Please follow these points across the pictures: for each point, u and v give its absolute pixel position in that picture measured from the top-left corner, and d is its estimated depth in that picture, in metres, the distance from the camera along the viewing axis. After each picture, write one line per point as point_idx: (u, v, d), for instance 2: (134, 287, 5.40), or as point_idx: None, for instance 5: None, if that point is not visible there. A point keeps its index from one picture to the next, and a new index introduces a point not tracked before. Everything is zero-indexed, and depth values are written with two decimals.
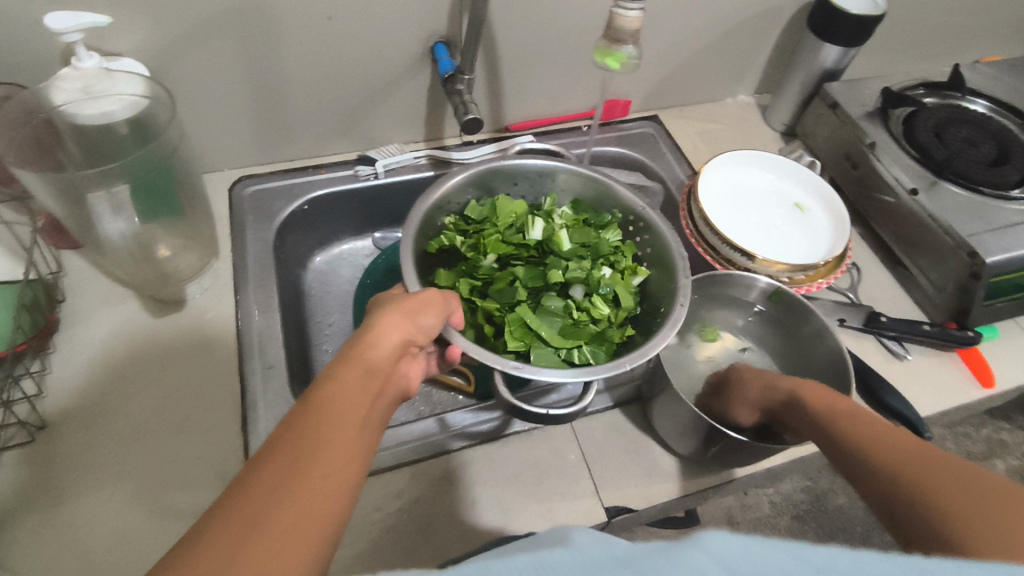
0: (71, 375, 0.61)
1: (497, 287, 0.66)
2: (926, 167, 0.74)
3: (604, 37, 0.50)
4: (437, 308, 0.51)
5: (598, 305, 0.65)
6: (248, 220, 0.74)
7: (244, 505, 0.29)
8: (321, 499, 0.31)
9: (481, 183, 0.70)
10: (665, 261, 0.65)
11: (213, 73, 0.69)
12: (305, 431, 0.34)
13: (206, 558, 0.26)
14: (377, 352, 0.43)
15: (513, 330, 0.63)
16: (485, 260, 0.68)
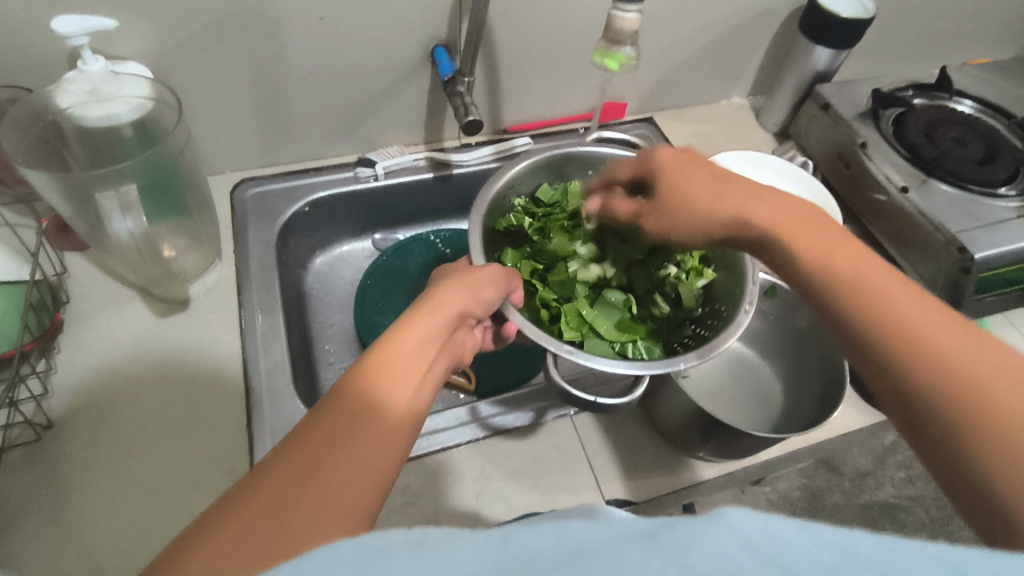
0: (77, 374, 0.62)
1: (557, 277, 0.70)
2: (917, 166, 0.76)
3: (603, 39, 0.51)
4: (495, 284, 0.54)
5: (658, 303, 0.69)
6: (251, 222, 0.75)
7: (319, 431, 0.32)
8: (377, 452, 0.33)
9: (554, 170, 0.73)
10: (732, 262, 0.62)
11: (217, 76, 0.70)
12: (372, 373, 0.37)
13: (283, 472, 0.30)
14: (441, 313, 0.46)
15: (570, 318, 0.67)
16: (550, 245, 0.71)
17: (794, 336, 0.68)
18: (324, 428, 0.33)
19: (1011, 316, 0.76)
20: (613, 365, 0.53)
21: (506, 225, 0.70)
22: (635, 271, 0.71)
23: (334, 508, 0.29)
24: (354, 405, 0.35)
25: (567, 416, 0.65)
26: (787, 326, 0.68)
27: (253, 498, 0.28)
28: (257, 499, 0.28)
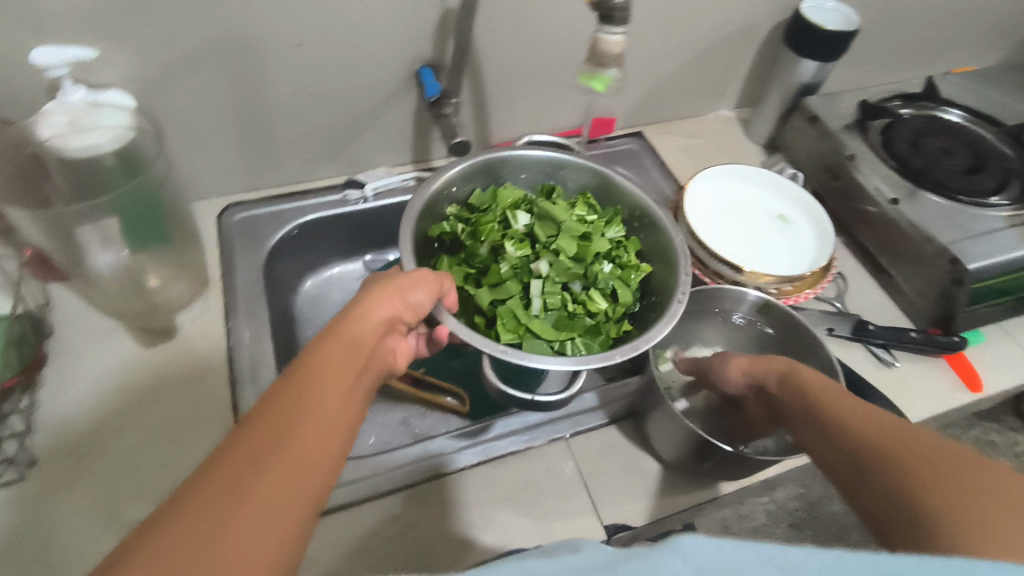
0: (61, 409, 0.60)
1: (492, 280, 0.67)
2: (905, 176, 0.76)
3: (587, 61, 0.51)
4: (430, 287, 0.52)
5: (595, 299, 0.67)
6: (237, 247, 0.74)
7: (228, 476, 0.31)
8: (298, 486, 0.32)
9: (485, 171, 0.71)
10: (669, 258, 0.66)
11: (199, 102, 0.69)
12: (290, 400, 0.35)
13: (185, 526, 0.28)
14: (365, 325, 0.44)
15: (507, 321, 0.64)
16: (481, 249, 0.68)
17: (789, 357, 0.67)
18: (232, 467, 0.31)
19: (1006, 325, 0.76)
20: (551, 364, 0.53)
21: (437, 230, 0.67)
22: (572, 269, 0.68)
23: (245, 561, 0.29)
24: (268, 437, 0.33)
25: (562, 438, 0.64)
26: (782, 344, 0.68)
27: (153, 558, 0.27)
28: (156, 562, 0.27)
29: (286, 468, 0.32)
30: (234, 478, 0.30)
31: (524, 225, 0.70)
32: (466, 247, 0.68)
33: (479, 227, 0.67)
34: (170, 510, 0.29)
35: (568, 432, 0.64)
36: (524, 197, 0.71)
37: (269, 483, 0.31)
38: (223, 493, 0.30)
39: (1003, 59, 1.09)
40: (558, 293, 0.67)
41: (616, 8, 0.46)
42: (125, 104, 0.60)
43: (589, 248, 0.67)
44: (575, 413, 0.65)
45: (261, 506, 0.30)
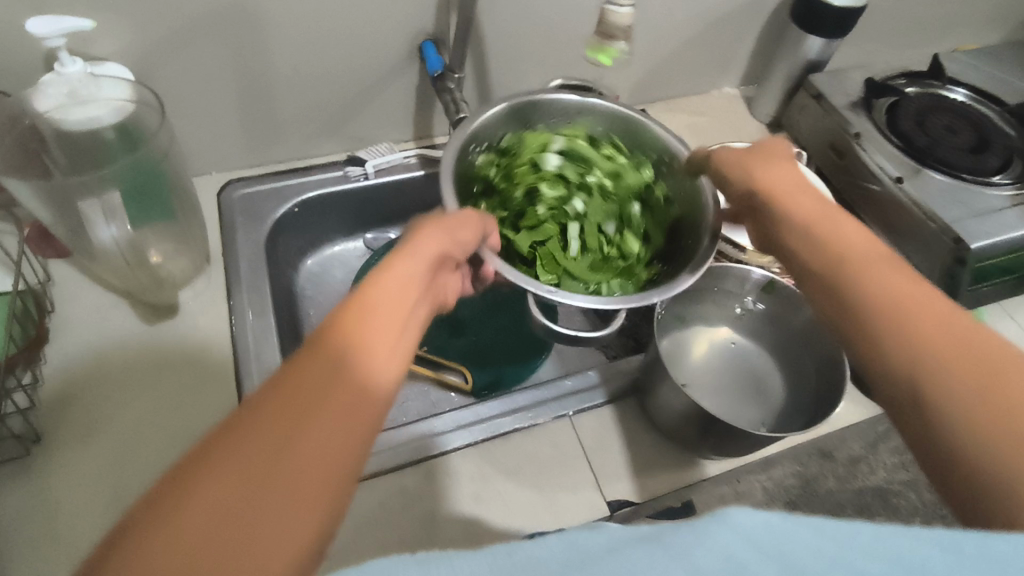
0: (66, 384, 0.60)
1: (529, 224, 0.71)
2: (909, 154, 0.76)
3: (596, 33, 0.50)
4: (471, 230, 0.51)
5: (629, 241, 0.71)
6: (239, 223, 0.74)
7: (271, 408, 0.27)
8: (344, 422, 0.29)
9: (516, 115, 0.67)
10: (698, 202, 0.63)
11: (199, 75, 0.68)
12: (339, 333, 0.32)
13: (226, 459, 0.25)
14: (415, 258, 0.41)
15: (545, 264, 0.70)
16: (517, 193, 0.71)
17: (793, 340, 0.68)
18: (271, 413, 0.27)
19: (1006, 305, 0.76)
20: (586, 302, 0.53)
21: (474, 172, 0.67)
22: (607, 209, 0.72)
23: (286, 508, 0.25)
24: (311, 378, 0.29)
25: (566, 415, 0.64)
26: (786, 326, 0.68)
27: (185, 509, 0.24)
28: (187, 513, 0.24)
29: (327, 411, 0.28)
30: (275, 427, 0.27)
31: (555, 165, 0.70)
32: (502, 192, 0.71)
33: (512, 170, 0.69)
34: (201, 457, 0.25)
35: (572, 409, 0.64)
36: (551, 137, 0.69)
37: (310, 436, 0.27)
38: (262, 442, 0.26)
39: (1007, 37, 1.09)
40: (595, 238, 0.72)
41: None
42: (127, 77, 0.60)
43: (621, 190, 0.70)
44: (578, 391, 0.66)
45: (300, 462, 0.27)
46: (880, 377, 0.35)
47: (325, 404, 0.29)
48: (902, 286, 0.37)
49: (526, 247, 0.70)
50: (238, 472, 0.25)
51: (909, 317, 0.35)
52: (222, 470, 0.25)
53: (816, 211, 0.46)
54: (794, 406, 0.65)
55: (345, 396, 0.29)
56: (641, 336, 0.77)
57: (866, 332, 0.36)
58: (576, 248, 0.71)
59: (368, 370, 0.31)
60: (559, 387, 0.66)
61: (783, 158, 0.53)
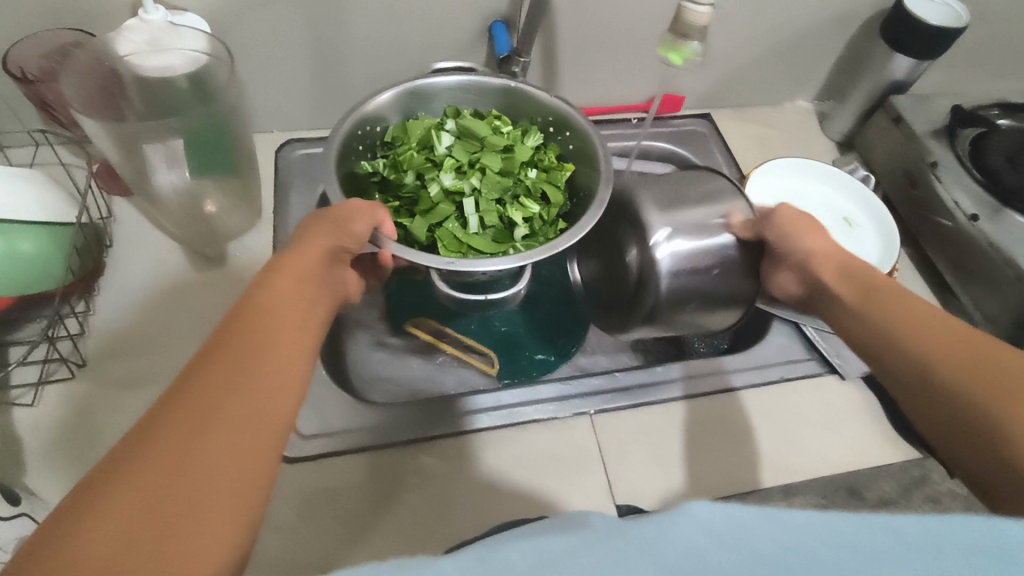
0: (115, 316, 0.63)
1: (423, 207, 0.67)
2: (992, 193, 0.71)
3: (670, 31, 0.48)
4: (362, 221, 0.53)
5: (527, 204, 0.68)
6: (293, 184, 0.75)
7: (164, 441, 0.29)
8: (247, 441, 0.31)
9: (404, 107, 0.68)
10: (588, 156, 0.66)
11: (272, 33, 0.69)
12: (227, 349, 0.34)
13: (123, 501, 0.26)
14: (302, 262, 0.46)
15: (446, 242, 0.66)
16: (406, 179, 0.67)
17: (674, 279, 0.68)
18: (151, 459, 0.28)
19: None
20: (495, 262, 0.55)
21: (362, 167, 0.66)
22: (502, 184, 0.68)
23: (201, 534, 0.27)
24: (190, 424, 0.30)
25: (587, 413, 0.63)
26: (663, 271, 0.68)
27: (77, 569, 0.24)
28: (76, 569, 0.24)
29: (225, 432, 0.30)
30: (158, 475, 0.27)
31: (445, 148, 0.68)
32: (390, 180, 0.67)
33: (401, 157, 0.66)
34: (79, 511, 0.26)
35: (593, 407, 0.64)
36: (436, 122, 0.68)
37: (198, 476, 0.28)
38: (148, 491, 0.27)
39: None
40: (494, 209, 0.68)
41: None
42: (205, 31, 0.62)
43: (513, 161, 0.67)
44: (603, 390, 0.65)
45: (191, 510, 0.27)
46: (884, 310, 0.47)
47: (213, 438, 0.30)
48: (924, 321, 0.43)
49: (425, 231, 0.66)
50: (127, 520, 0.26)
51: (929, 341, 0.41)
52: (107, 522, 0.26)
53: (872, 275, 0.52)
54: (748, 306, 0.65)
55: (235, 428, 0.31)
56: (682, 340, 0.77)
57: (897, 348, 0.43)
58: (476, 222, 0.67)
59: (259, 389, 0.33)
60: (585, 384, 0.65)
61: (822, 233, 0.60)
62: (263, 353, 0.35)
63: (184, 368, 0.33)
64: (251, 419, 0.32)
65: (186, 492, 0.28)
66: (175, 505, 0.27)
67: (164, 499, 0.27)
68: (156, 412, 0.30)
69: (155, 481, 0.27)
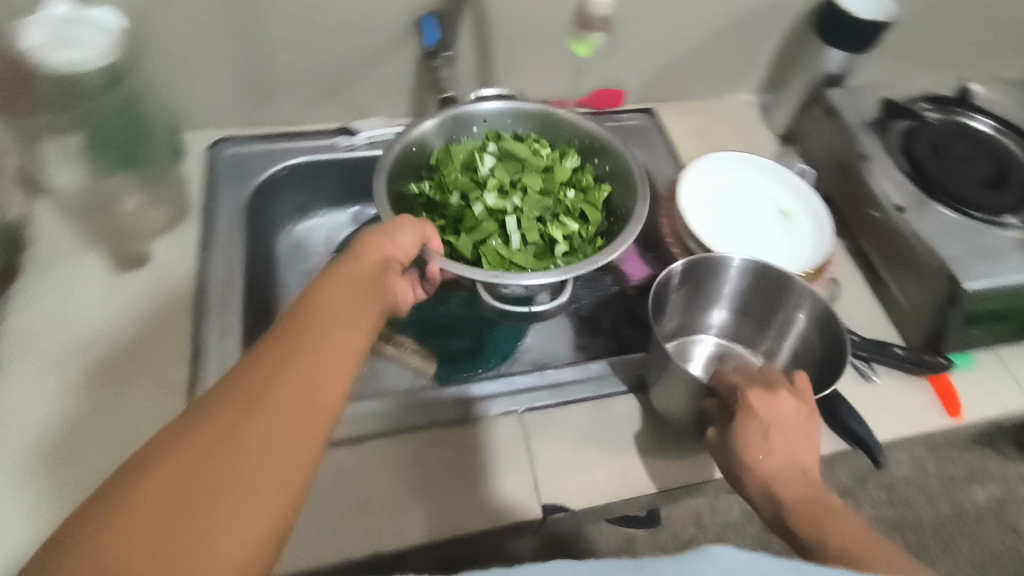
0: (29, 319, 0.61)
1: (467, 225, 0.65)
2: (917, 184, 0.72)
3: (575, 23, 0.47)
4: (413, 232, 0.51)
5: (566, 222, 0.66)
6: (221, 182, 0.74)
7: (177, 465, 0.29)
8: (265, 478, 0.30)
9: (444, 132, 0.69)
10: (624, 176, 0.66)
11: (193, 26, 0.68)
12: (268, 365, 0.33)
13: (121, 519, 0.27)
14: (360, 266, 0.43)
15: (489, 258, 0.63)
16: (452, 199, 0.65)
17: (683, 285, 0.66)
18: (180, 481, 0.29)
19: (1003, 354, 0.72)
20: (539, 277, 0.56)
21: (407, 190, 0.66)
22: (542, 202, 0.67)
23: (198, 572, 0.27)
24: (219, 448, 0.30)
25: (514, 412, 0.63)
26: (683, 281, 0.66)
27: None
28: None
29: (242, 465, 0.30)
30: (183, 496, 0.28)
31: (488, 169, 0.67)
32: (435, 202, 0.66)
33: (446, 177, 0.65)
34: (90, 521, 0.27)
35: (522, 406, 0.63)
36: (478, 146, 0.69)
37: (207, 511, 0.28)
38: (153, 516, 0.27)
39: None
40: (535, 227, 0.65)
41: None
42: (111, 26, 0.60)
43: (553, 179, 0.67)
44: (532, 388, 0.64)
45: (203, 542, 0.28)
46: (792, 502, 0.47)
47: (234, 473, 0.29)
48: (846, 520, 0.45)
49: (469, 249, 0.64)
50: (144, 542, 0.27)
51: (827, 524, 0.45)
52: (126, 538, 0.27)
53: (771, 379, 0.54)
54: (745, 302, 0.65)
55: (254, 461, 0.30)
56: (623, 337, 0.77)
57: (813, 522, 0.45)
58: (518, 238, 0.65)
59: (287, 418, 0.32)
60: (514, 382, 0.64)
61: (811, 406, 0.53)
62: (300, 377, 0.34)
63: (224, 376, 0.33)
64: (282, 448, 0.31)
65: (190, 523, 0.28)
66: (196, 537, 0.28)
67: (162, 525, 0.27)
68: (193, 424, 0.31)
69: (179, 506, 0.28)
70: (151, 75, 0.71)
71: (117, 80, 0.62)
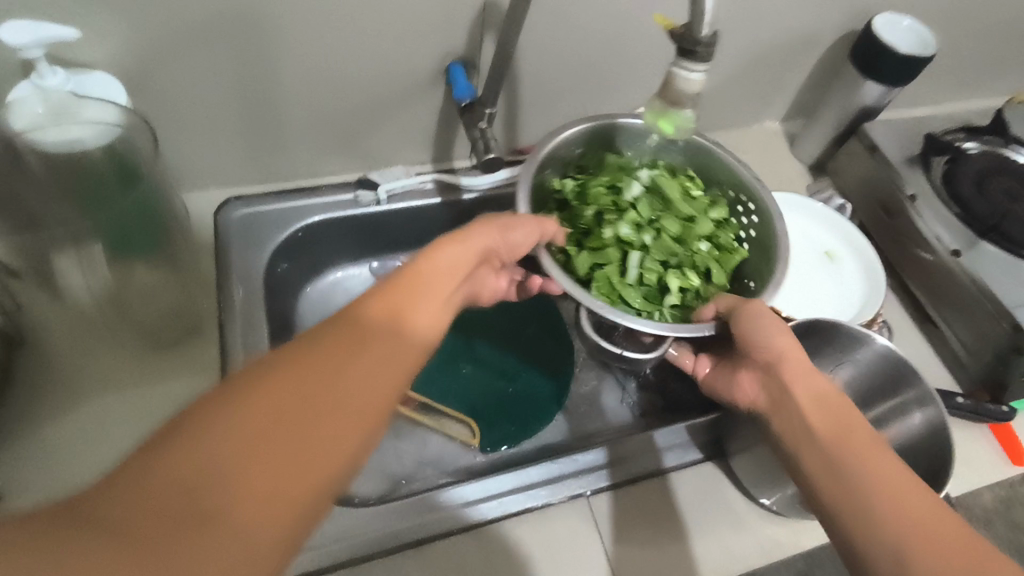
0: (36, 433, 0.54)
1: (593, 243, 0.61)
2: (971, 226, 0.70)
3: (659, 98, 0.44)
4: (528, 227, 0.51)
5: (689, 276, 0.62)
6: (235, 249, 0.67)
7: (272, 400, 0.30)
8: (339, 436, 0.31)
9: (603, 142, 0.64)
10: (766, 246, 0.61)
11: (201, 85, 0.61)
12: (361, 330, 0.35)
13: (213, 446, 0.27)
14: (459, 248, 0.44)
15: (601, 285, 0.59)
16: (587, 212, 0.62)
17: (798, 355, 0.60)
18: (247, 425, 0.29)
19: None
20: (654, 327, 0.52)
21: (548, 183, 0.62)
22: (673, 249, 0.62)
23: (265, 510, 0.28)
24: (285, 411, 0.30)
25: (583, 495, 0.60)
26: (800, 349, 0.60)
27: (156, 492, 0.26)
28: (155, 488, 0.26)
29: (325, 419, 0.31)
30: (248, 438, 0.28)
31: (633, 197, 0.63)
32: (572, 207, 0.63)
33: (591, 189, 0.62)
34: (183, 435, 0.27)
35: (588, 488, 0.61)
36: (631, 169, 0.65)
37: (285, 454, 0.29)
38: (241, 444, 0.28)
39: None
40: (657, 270, 0.62)
41: (700, 43, 0.40)
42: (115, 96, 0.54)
43: (692, 231, 0.63)
44: (596, 467, 0.62)
45: (278, 480, 0.28)
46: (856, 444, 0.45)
47: (315, 425, 0.30)
48: (902, 487, 0.41)
49: (585, 268, 0.60)
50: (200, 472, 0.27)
51: (895, 501, 0.40)
52: (196, 463, 0.27)
53: (828, 390, 0.50)
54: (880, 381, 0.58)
55: (335, 416, 0.31)
56: (671, 396, 0.74)
57: (857, 505, 0.41)
58: (635, 272, 0.61)
59: (373, 382, 0.33)
60: (575, 462, 0.61)
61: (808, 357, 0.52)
62: (387, 346, 0.35)
63: (325, 326, 0.34)
64: (340, 431, 0.31)
65: (271, 461, 0.28)
66: (246, 479, 0.28)
67: (249, 452, 0.28)
68: (272, 370, 0.31)
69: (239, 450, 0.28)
70: (152, 134, 0.63)
71: (130, 177, 0.57)
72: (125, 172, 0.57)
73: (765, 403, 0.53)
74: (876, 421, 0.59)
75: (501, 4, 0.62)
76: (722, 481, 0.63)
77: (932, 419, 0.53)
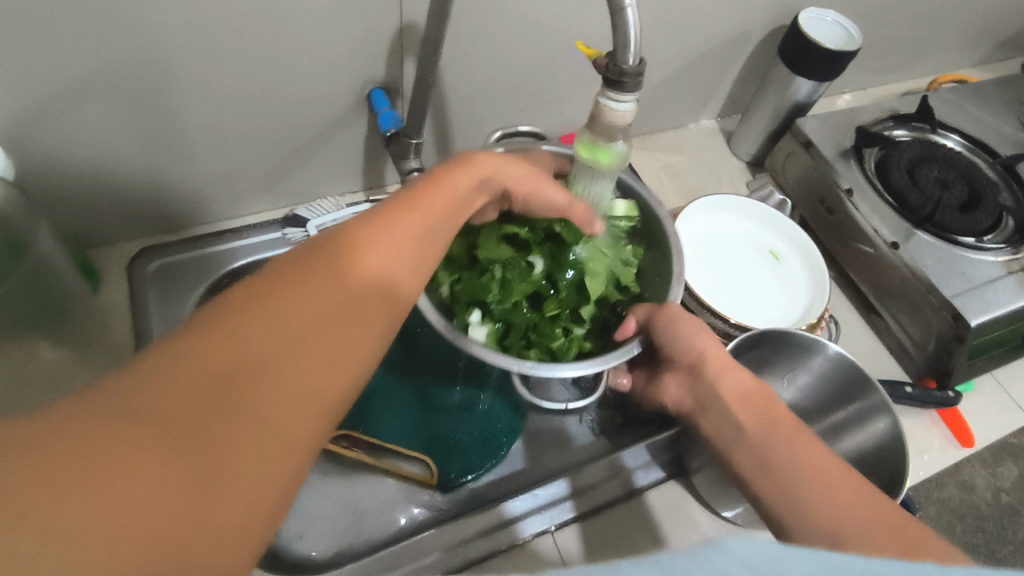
0: None
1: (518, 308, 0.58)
2: (905, 217, 0.71)
3: (588, 129, 0.42)
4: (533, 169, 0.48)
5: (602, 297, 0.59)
6: (152, 303, 0.61)
7: (191, 379, 0.26)
8: (299, 419, 0.28)
9: None
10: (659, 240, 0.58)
11: (94, 136, 0.55)
12: (305, 284, 0.31)
13: (112, 434, 0.23)
14: (442, 191, 0.40)
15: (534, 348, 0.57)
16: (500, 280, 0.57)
17: (759, 362, 0.61)
18: (250, 330, 0.28)
19: (996, 373, 0.73)
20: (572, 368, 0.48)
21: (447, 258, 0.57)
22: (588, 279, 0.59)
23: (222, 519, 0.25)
24: (260, 336, 0.28)
25: (548, 531, 0.59)
26: (763, 360, 0.61)
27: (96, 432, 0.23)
28: (94, 417, 0.23)
29: (273, 402, 0.27)
30: (220, 366, 0.27)
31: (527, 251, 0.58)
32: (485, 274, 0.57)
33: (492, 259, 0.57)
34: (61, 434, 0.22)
35: (552, 524, 0.59)
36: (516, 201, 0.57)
37: (240, 452, 0.26)
38: (158, 434, 0.24)
39: (968, 61, 1.08)
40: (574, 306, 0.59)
41: (627, 74, 0.38)
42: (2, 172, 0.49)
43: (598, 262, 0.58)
44: (560, 499, 0.60)
45: (220, 483, 0.25)
46: (760, 441, 0.46)
47: (261, 416, 0.27)
48: (835, 483, 0.42)
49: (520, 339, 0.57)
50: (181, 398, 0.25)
51: (829, 491, 0.42)
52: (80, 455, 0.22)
53: (753, 389, 0.50)
54: (844, 383, 0.59)
55: (285, 397, 0.28)
56: (630, 409, 0.70)
57: (794, 497, 0.43)
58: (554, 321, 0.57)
59: (326, 357, 0.30)
60: (538, 497, 0.59)
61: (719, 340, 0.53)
62: (340, 324, 0.31)
63: (259, 287, 0.30)
64: (328, 358, 0.30)
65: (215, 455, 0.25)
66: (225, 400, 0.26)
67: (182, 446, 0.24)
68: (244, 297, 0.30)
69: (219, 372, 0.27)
70: (45, 193, 0.58)
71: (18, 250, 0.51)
72: (13, 248, 0.51)
73: (691, 405, 0.53)
74: (839, 425, 0.60)
75: (419, 27, 0.59)
76: (686, 498, 0.63)
77: (891, 428, 0.54)
